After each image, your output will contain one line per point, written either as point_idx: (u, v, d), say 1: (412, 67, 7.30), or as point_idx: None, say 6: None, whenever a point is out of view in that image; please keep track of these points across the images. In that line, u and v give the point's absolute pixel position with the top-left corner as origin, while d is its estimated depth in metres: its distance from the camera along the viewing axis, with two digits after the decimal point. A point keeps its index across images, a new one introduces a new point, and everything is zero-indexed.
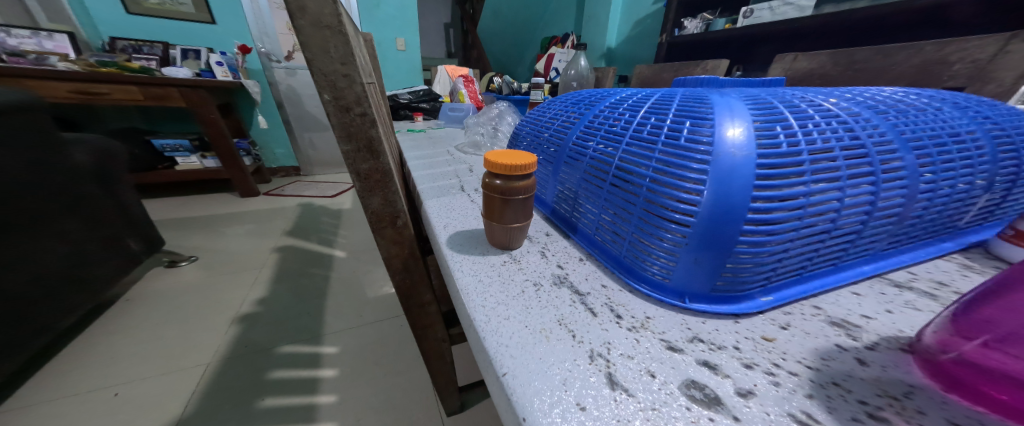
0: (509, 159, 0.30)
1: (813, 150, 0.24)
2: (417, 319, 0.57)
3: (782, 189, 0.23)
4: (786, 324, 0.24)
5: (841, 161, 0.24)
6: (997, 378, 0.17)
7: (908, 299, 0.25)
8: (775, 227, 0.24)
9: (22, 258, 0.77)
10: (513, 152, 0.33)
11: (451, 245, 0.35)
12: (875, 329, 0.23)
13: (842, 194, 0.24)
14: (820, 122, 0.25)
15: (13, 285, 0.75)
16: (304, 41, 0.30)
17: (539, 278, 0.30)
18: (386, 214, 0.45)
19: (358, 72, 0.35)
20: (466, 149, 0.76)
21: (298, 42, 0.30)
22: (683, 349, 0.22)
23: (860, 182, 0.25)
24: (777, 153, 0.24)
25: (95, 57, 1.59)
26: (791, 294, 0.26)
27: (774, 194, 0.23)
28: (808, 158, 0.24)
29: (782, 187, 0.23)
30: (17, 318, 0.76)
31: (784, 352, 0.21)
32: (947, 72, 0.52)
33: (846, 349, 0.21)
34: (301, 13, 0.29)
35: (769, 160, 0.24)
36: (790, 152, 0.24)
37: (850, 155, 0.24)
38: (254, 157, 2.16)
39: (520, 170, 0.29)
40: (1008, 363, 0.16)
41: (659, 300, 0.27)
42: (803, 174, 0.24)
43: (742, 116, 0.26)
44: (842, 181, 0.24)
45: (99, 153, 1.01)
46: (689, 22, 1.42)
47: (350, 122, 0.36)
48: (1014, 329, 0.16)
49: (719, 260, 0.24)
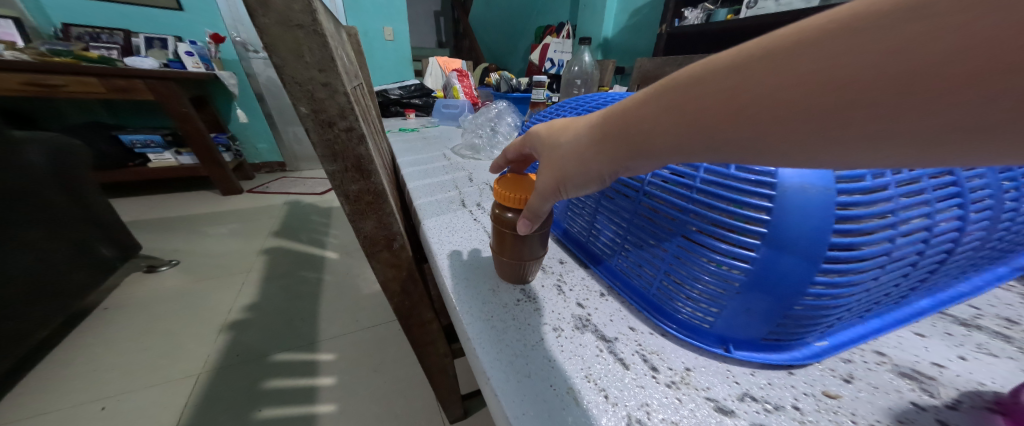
0: (519, 188, 0.28)
1: (899, 181, 0.22)
2: (418, 337, 0.54)
3: (870, 231, 0.21)
4: (849, 377, 0.21)
5: (929, 190, 0.22)
6: None
7: (979, 341, 0.24)
8: (857, 268, 0.21)
9: None
10: (522, 178, 0.31)
11: (455, 279, 0.31)
12: (951, 382, 0.21)
13: (929, 221, 0.22)
14: None
15: None
16: (271, 43, 0.25)
17: (559, 322, 0.27)
18: (381, 237, 0.41)
19: (341, 80, 0.30)
20: (462, 151, 0.72)
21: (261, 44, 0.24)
22: (736, 411, 0.20)
23: (940, 209, 0.23)
24: (864, 189, 0.21)
25: (46, 45, 1.46)
26: (843, 339, 0.24)
27: (859, 238, 0.20)
28: (893, 188, 0.21)
29: (868, 230, 0.21)
30: None
31: (853, 413, 0.19)
32: None
33: (924, 409, 0.19)
34: (264, 8, 0.24)
35: (850, 192, 0.20)
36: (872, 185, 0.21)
37: (937, 182, 0.23)
38: (234, 152, 2.06)
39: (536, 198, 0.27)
40: None
41: (699, 347, 0.24)
42: (891, 212, 0.21)
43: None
44: (926, 206, 0.22)
45: (62, 156, 0.93)
46: (690, 12, 1.44)
47: (334, 138, 0.32)
48: None
49: (779, 306, 0.22)
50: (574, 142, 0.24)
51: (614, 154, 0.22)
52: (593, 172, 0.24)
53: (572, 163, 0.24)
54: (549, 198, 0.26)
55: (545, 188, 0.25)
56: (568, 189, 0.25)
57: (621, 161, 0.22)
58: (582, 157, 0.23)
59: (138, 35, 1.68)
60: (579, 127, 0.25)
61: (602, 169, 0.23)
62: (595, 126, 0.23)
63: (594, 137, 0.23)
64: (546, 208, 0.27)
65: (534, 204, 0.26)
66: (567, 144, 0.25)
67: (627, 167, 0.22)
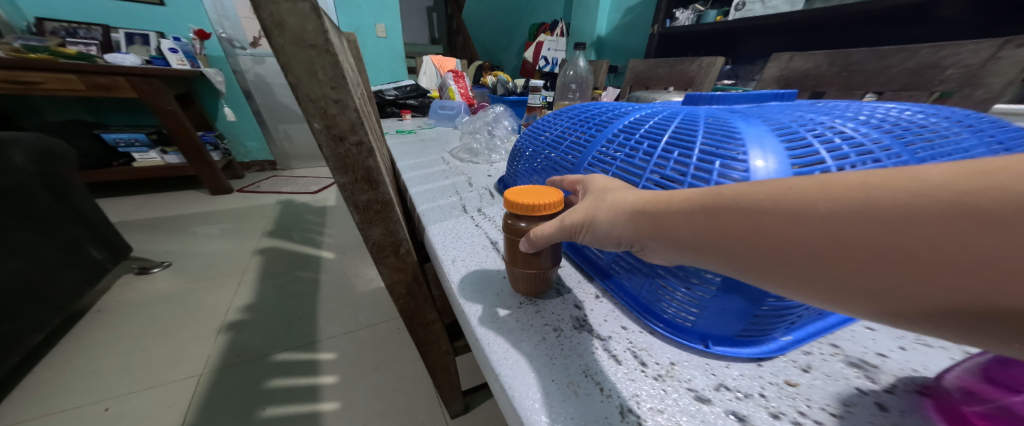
0: (531, 196, 0.31)
1: None
2: (422, 337, 0.57)
3: None
4: (807, 367, 0.25)
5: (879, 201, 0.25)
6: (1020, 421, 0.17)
7: (918, 334, 0.28)
8: None
9: None
10: (536, 188, 0.33)
11: (462, 285, 0.34)
12: (891, 369, 0.24)
13: None
14: (856, 162, 0.26)
15: None
16: (286, 62, 0.27)
17: (559, 323, 0.30)
18: (388, 244, 0.43)
19: (352, 96, 0.32)
20: (461, 154, 0.75)
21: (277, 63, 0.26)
22: (711, 399, 0.23)
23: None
24: None
25: (20, 41, 1.43)
26: (805, 333, 0.27)
27: None
28: None
29: None
30: None
31: (808, 398, 0.22)
32: (940, 76, 0.61)
33: (866, 393, 0.22)
34: (279, 30, 0.25)
35: None
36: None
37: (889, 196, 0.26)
38: (223, 151, 2.06)
39: (544, 208, 0.30)
40: None
41: (682, 343, 0.27)
42: None
43: (777, 164, 0.26)
44: None
45: (50, 156, 0.93)
46: (681, 14, 1.62)
47: (345, 152, 0.34)
48: None
49: (750, 305, 0.25)
50: (618, 206, 0.25)
51: (642, 232, 0.24)
52: (616, 237, 0.26)
53: (607, 223, 0.26)
54: (561, 235, 0.28)
55: (569, 223, 0.27)
56: (590, 233, 0.27)
57: (644, 239, 0.24)
58: (616, 223, 0.25)
59: (117, 31, 1.68)
60: (626, 198, 0.26)
61: (625, 237, 0.25)
62: (641, 200, 0.24)
63: (629, 212, 0.24)
64: (553, 242, 0.29)
65: (542, 232, 0.28)
66: (612, 200, 0.26)
67: (646, 245, 0.25)
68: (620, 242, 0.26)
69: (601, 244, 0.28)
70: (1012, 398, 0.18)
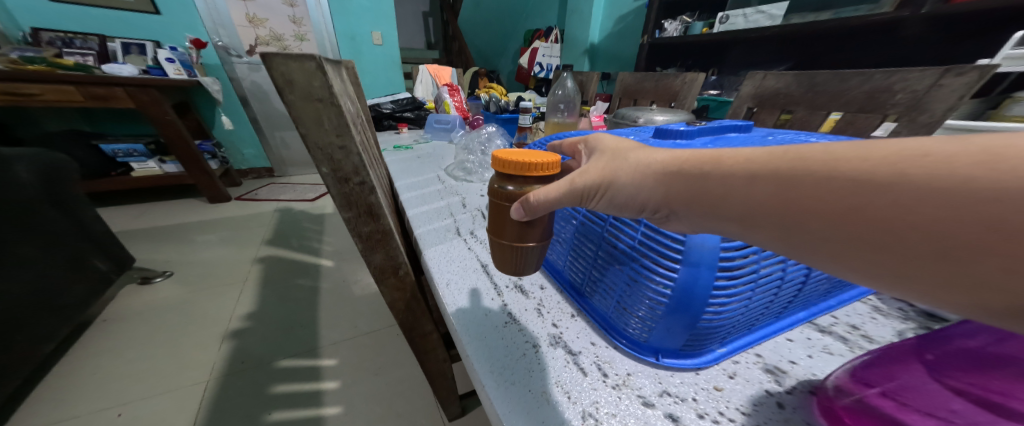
0: (528, 157, 0.32)
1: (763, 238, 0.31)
2: (421, 346, 0.62)
3: (735, 272, 0.30)
4: (733, 374, 0.31)
5: None
6: (874, 414, 0.22)
7: (827, 343, 0.34)
8: (733, 298, 0.30)
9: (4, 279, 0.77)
10: (525, 151, 0.34)
11: (454, 306, 0.38)
12: (797, 374, 0.30)
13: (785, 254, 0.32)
14: None
15: None
16: (297, 116, 0.32)
17: (537, 340, 0.35)
18: (388, 267, 0.48)
19: (354, 142, 0.36)
20: (456, 172, 0.79)
21: (290, 117, 0.31)
22: (656, 403, 0.28)
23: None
24: (737, 243, 0.30)
25: (17, 52, 1.46)
26: (737, 345, 0.33)
27: (730, 274, 0.29)
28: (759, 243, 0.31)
29: (735, 269, 0.30)
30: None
31: (728, 401, 0.28)
32: (892, 99, 0.67)
33: (772, 395, 0.28)
34: (290, 87, 0.30)
35: (727, 248, 0.30)
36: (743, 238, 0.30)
37: None
38: (221, 160, 2.09)
39: (538, 168, 0.31)
40: (898, 411, 0.22)
41: (638, 356, 0.33)
42: (755, 254, 0.30)
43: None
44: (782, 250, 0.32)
45: (57, 170, 0.97)
46: (669, 25, 1.67)
47: (350, 191, 0.39)
48: (904, 383, 0.22)
49: (689, 325, 0.30)
50: (641, 165, 0.28)
51: (677, 195, 0.26)
52: (642, 201, 0.29)
53: (629, 182, 0.29)
54: (574, 199, 0.30)
55: (580, 186, 0.30)
56: (606, 192, 0.30)
57: (675, 207, 0.27)
58: (641, 182, 0.28)
59: (114, 40, 1.71)
60: (659, 154, 0.28)
61: (652, 203, 0.28)
62: (675, 161, 0.27)
63: (662, 174, 0.27)
64: (554, 206, 0.30)
65: (545, 196, 0.29)
66: (635, 160, 0.29)
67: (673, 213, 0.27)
68: (645, 208, 0.29)
69: (622, 207, 0.30)
70: (867, 391, 0.24)
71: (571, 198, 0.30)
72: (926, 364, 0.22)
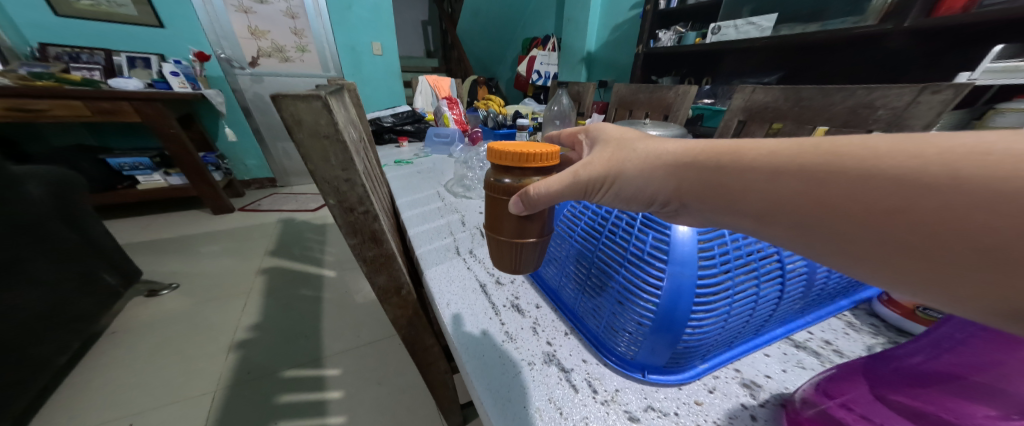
0: (524, 148, 0.33)
1: (739, 264, 0.34)
2: (422, 358, 0.64)
3: (712, 296, 0.32)
4: (712, 388, 0.33)
5: (756, 261, 0.34)
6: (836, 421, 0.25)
7: (800, 358, 0.36)
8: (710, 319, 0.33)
9: (19, 291, 0.80)
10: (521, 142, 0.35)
11: (453, 325, 0.41)
12: (770, 388, 0.33)
13: (758, 277, 0.34)
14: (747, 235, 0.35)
15: (11, 319, 0.78)
16: (306, 153, 0.34)
17: (531, 357, 0.37)
18: (391, 287, 0.51)
19: (359, 175, 0.39)
20: (456, 188, 0.83)
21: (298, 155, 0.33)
22: (641, 418, 0.31)
23: (762, 263, 0.35)
24: (713, 271, 0.32)
25: (26, 67, 1.50)
26: (718, 361, 0.36)
27: (707, 299, 0.32)
28: (734, 268, 0.33)
29: (711, 294, 0.32)
30: (14, 355, 0.78)
31: (706, 414, 0.31)
32: (873, 115, 0.70)
33: (746, 408, 0.31)
34: (299, 127, 0.32)
35: (705, 276, 0.32)
36: (719, 263, 0.33)
37: (762, 254, 0.35)
38: (225, 171, 2.14)
39: (535, 159, 0.33)
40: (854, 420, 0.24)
41: (625, 372, 0.35)
42: (730, 279, 0.33)
43: (688, 232, 0.33)
44: (755, 272, 0.34)
45: (65, 185, 1.00)
46: (663, 35, 1.70)
47: (355, 220, 0.41)
48: (852, 397, 0.25)
49: (670, 343, 0.33)
50: (650, 154, 0.30)
51: (687, 189, 0.28)
52: (650, 194, 0.30)
53: (637, 172, 0.30)
54: (577, 191, 0.32)
55: (585, 177, 0.32)
56: (613, 184, 0.32)
57: (687, 200, 0.28)
58: (647, 172, 0.30)
59: (119, 54, 1.75)
60: (671, 145, 0.29)
61: (661, 196, 0.30)
62: (686, 151, 0.28)
63: (671, 166, 0.29)
64: (555, 199, 0.32)
65: (547, 188, 0.31)
66: (644, 151, 0.31)
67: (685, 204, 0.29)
68: (654, 201, 0.31)
69: (629, 196, 0.32)
70: (828, 402, 0.26)
71: (577, 188, 0.32)
72: (869, 379, 0.26)
